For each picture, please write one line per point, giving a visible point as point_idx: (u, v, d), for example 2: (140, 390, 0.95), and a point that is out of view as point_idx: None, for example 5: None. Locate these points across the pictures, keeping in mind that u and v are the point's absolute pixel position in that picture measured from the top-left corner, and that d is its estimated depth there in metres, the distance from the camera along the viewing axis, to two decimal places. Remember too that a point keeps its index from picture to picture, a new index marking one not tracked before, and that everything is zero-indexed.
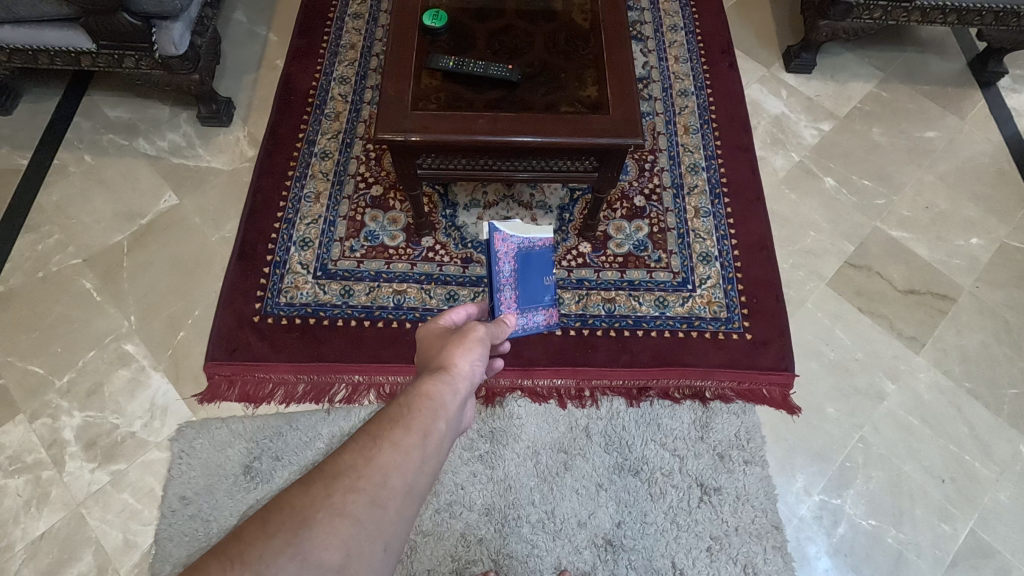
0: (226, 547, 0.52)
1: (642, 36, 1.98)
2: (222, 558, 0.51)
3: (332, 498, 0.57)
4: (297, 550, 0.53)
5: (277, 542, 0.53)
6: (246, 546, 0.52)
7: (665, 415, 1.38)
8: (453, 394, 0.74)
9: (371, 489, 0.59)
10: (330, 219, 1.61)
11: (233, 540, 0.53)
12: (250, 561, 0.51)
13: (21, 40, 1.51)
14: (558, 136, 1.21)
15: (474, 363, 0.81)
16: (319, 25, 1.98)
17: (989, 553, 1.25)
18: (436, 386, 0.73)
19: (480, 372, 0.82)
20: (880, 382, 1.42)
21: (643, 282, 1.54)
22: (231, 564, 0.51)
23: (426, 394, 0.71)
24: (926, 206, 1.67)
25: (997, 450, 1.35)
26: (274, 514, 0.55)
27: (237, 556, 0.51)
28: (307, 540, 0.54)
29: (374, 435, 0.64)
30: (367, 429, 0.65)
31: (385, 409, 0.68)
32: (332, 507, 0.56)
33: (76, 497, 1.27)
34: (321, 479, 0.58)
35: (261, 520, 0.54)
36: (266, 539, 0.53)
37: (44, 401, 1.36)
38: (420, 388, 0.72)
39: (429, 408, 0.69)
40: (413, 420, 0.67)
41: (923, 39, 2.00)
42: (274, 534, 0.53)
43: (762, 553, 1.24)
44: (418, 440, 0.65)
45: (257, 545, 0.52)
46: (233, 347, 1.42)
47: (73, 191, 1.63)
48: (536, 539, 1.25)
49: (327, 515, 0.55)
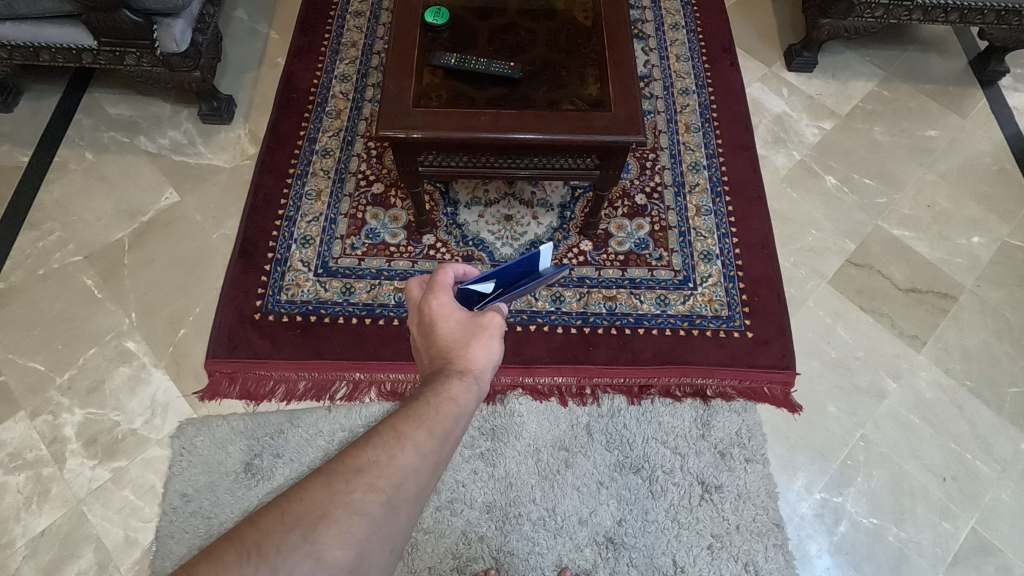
0: (242, 536, 0.52)
1: (644, 35, 1.98)
2: (238, 547, 0.51)
3: (352, 496, 0.57)
4: (313, 546, 0.53)
5: (294, 537, 0.53)
6: (263, 538, 0.52)
7: (666, 413, 1.38)
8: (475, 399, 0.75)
9: (389, 489, 0.59)
10: (332, 217, 1.61)
11: (249, 528, 0.53)
12: (266, 553, 0.51)
13: (22, 37, 1.51)
14: (560, 134, 1.21)
15: (491, 357, 0.81)
16: (320, 23, 1.97)
17: (990, 552, 1.25)
18: (458, 391, 0.73)
19: (496, 354, 0.82)
20: (881, 380, 1.42)
21: (644, 280, 1.54)
22: (247, 555, 0.51)
23: (448, 397, 0.71)
24: (927, 206, 1.67)
25: (998, 449, 1.35)
26: (291, 505, 0.55)
27: (253, 546, 0.51)
28: (324, 536, 0.54)
29: (401, 432, 0.64)
30: (386, 426, 0.65)
31: (407, 405, 0.69)
32: (351, 505, 0.57)
33: (76, 494, 1.27)
34: (342, 474, 0.59)
35: (277, 510, 0.54)
36: (283, 531, 0.53)
37: (45, 398, 1.36)
38: (439, 388, 0.72)
39: (440, 406, 0.70)
40: (434, 420, 0.68)
41: (924, 38, 2.00)
42: (293, 526, 0.53)
43: (763, 551, 1.24)
44: (438, 444, 0.66)
45: (274, 537, 0.52)
46: (234, 344, 1.42)
47: (73, 189, 1.63)
48: (537, 537, 1.25)
49: (344, 513, 0.56)
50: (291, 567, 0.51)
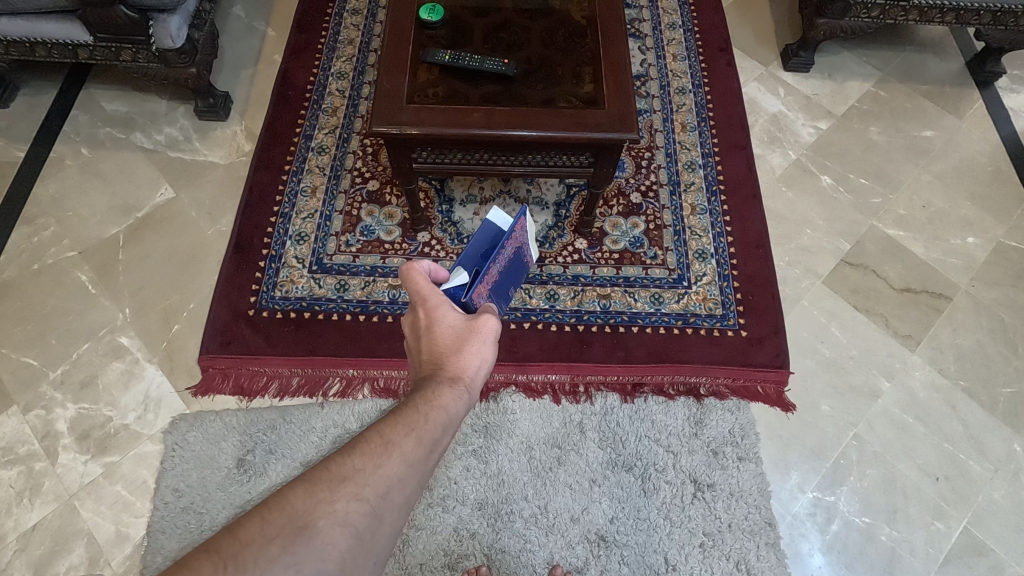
0: (219, 545, 0.51)
1: (641, 34, 1.98)
2: (215, 557, 0.50)
3: (337, 505, 0.57)
4: (294, 559, 0.53)
5: (275, 548, 0.52)
6: (242, 548, 0.51)
7: (659, 412, 1.37)
8: (465, 410, 0.76)
9: (373, 499, 0.60)
10: (327, 213, 1.61)
11: (227, 539, 0.52)
12: (245, 565, 0.50)
13: (20, 33, 1.51)
14: (554, 131, 1.21)
15: (481, 364, 0.80)
16: (318, 20, 1.98)
17: (982, 551, 1.24)
18: (450, 400, 0.73)
19: (488, 361, 0.82)
20: (874, 379, 1.42)
21: (639, 279, 1.54)
22: (224, 566, 0.50)
23: (438, 405, 0.71)
24: (923, 206, 1.67)
25: (991, 448, 1.35)
26: (273, 513, 0.55)
27: (230, 558, 0.50)
28: (305, 547, 0.54)
29: (389, 438, 0.65)
30: (369, 434, 0.66)
31: (394, 413, 0.69)
32: (334, 515, 0.57)
33: (69, 488, 1.27)
34: (327, 483, 0.59)
35: (259, 518, 0.54)
36: (264, 542, 0.52)
37: (38, 393, 1.36)
38: (427, 395, 0.72)
39: (426, 410, 0.70)
40: (420, 427, 0.68)
41: (921, 38, 2.00)
42: (273, 537, 0.53)
43: (755, 549, 1.24)
44: (427, 455, 0.67)
45: (254, 549, 0.52)
46: (228, 340, 1.42)
47: (69, 184, 1.64)
48: (529, 534, 1.25)
49: (328, 524, 0.56)
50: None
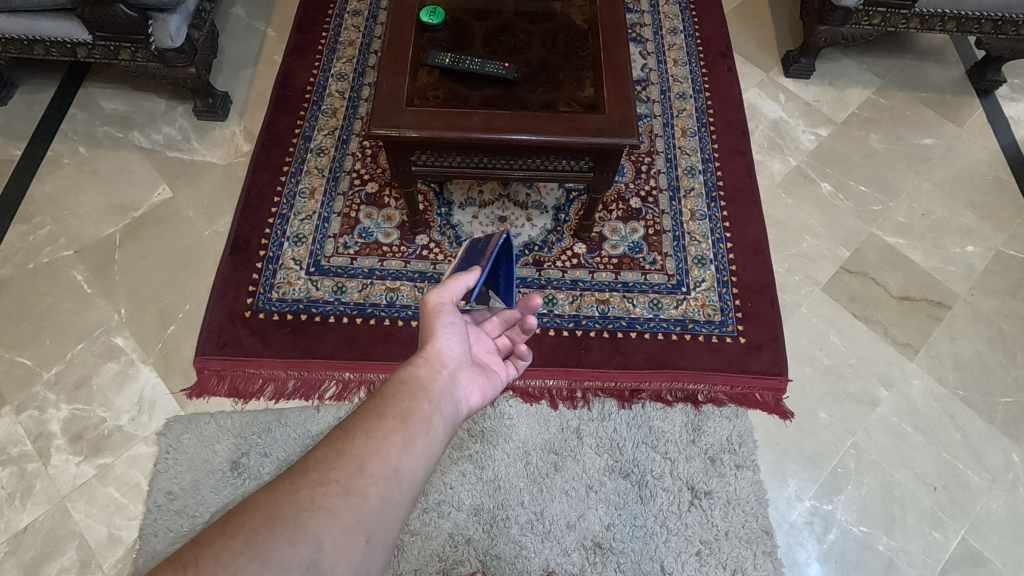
0: (181, 554, 0.55)
1: (642, 38, 1.98)
2: (176, 563, 0.54)
3: (301, 494, 0.62)
4: (258, 549, 0.56)
5: (237, 542, 0.56)
6: (203, 550, 0.55)
7: (657, 418, 1.37)
8: (430, 373, 0.83)
9: (342, 480, 0.65)
10: (325, 215, 1.60)
11: (188, 545, 0.56)
12: (206, 563, 0.54)
13: (18, 31, 1.51)
14: (554, 136, 1.20)
15: (438, 338, 0.89)
16: (319, 21, 1.97)
17: (980, 562, 1.24)
18: (407, 374, 0.81)
19: (450, 334, 0.90)
20: (873, 388, 1.42)
21: (638, 284, 1.53)
22: (184, 567, 0.53)
23: (405, 388, 0.79)
24: (923, 214, 1.67)
25: (990, 458, 1.34)
26: (235, 515, 0.59)
27: (191, 561, 0.54)
28: (269, 537, 0.57)
29: (348, 427, 0.70)
30: (333, 434, 0.70)
31: (366, 406, 0.74)
32: (297, 503, 0.61)
33: (60, 490, 1.26)
34: (289, 477, 0.63)
35: (221, 521, 0.58)
36: (226, 539, 0.56)
37: (31, 394, 1.35)
38: (395, 373, 0.82)
39: (395, 400, 0.76)
40: (390, 407, 0.75)
41: (922, 46, 2.00)
42: (234, 533, 0.57)
43: (752, 558, 1.23)
44: (399, 425, 0.73)
45: (215, 548, 0.56)
46: (223, 341, 1.41)
47: (66, 183, 1.63)
48: (524, 540, 1.24)
49: (292, 512, 0.60)
50: (233, 570, 0.54)
